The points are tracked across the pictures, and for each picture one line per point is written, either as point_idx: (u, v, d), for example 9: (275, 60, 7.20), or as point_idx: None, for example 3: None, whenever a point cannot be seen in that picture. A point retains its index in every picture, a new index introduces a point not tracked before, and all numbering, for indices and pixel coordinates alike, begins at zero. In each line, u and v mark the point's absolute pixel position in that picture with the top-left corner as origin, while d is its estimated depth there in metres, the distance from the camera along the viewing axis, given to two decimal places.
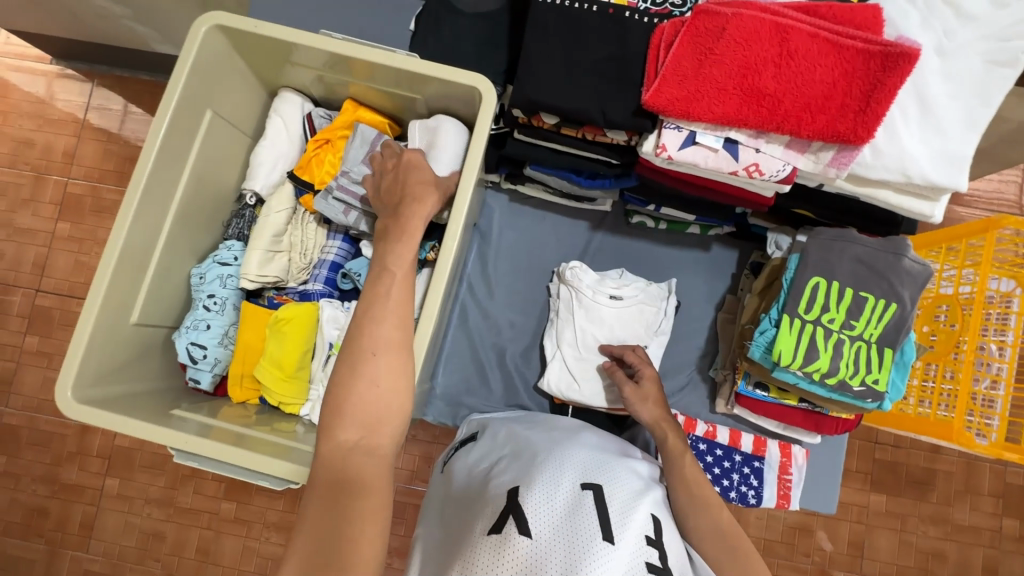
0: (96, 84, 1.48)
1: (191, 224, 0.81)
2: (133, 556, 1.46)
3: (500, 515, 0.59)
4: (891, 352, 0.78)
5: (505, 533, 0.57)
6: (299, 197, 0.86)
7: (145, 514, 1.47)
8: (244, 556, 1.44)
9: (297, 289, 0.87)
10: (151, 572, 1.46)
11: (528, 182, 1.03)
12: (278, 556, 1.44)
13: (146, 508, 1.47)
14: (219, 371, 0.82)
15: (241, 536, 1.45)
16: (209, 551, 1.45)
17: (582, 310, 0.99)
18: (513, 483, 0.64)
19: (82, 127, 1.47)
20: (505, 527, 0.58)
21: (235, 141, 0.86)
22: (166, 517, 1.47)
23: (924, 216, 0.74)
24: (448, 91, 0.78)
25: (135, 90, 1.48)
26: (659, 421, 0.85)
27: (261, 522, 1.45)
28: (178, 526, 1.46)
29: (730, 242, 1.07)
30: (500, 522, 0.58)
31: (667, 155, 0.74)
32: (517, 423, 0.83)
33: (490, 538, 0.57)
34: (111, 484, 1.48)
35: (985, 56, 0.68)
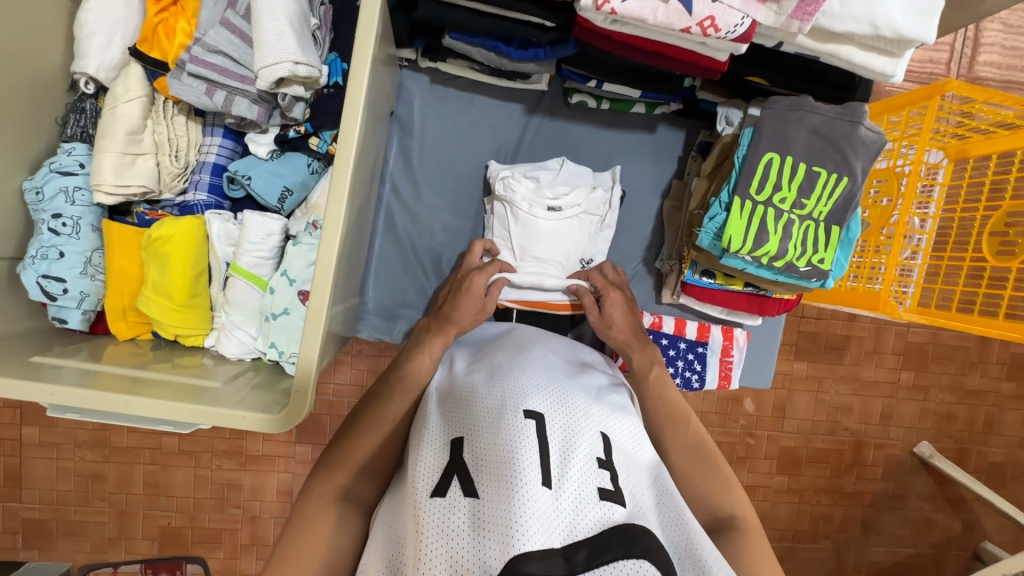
0: None
1: (2, 124, 0.61)
2: (73, 499, 1.38)
3: (442, 474, 0.54)
4: (837, 230, 0.76)
5: (451, 496, 0.51)
6: (153, 82, 0.67)
7: (78, 457, 1.37)
8: (198, 485, 1.39)
9: (174, 201, 0.72)
10: (99, 511, 1.39)
11: (450, 58, 0.88)
12: (234, 481, 1.39)
13: (78, 451, 1.37)
14: (91, 307, 0.68)
15: (189, 467, 1.39)
16: (158, 484, 1.39)
17: (519, 226, 0.91)
18: (452, 433, 0.58)
19: None
20: (448, 489, 0.52)
21: (45, 5, 0.64)
22: (104, 458, 1.38)
23: (884, 76, 0.68)
24: None
25: None
26: (627, 345, 0.85)
27: (208, 451, 1.38)
28: (118, 465, 1.37)
29: (677, 121, 0.98)
30: (443, 485, 0.53)
31: (610, 10, 0.61)
32: (458, 352, 0.77)
33: (433, 501, 0.51)
34: (29, 433, 1.36)
35: None
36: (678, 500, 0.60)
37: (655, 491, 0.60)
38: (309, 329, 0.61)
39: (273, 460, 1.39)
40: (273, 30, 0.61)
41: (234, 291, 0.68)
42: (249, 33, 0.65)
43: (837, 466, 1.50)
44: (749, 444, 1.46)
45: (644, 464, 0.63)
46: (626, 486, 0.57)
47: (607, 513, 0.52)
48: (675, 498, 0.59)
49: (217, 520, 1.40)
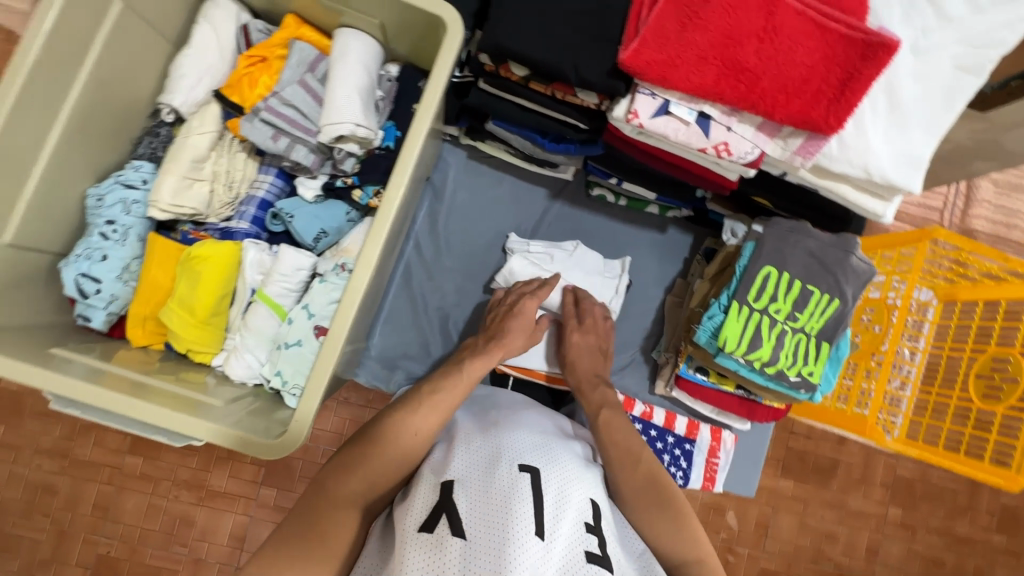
0: None
1: (88, 137, 0.69)
2: (16, 509, 1.32)
3: (432, 511, 0.55)
4: (826, 346, 0.80)
5: (439, 534, 0.53)
6: (226, 122, 0.75)
7: (34, 465, 1.32)
8: (149, 514, 1.33)
9: (217, 226, 0.77)
10: (37, 528, 1.32)
11: (488, 140, 0.97)
12: (188, 516, 1.34)
13: (35, 459, 1.32)
14: (115, 310, 0.71)
15: (145, 494, 1.34)
16: (107, 507, 1.33)
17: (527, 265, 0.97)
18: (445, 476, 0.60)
19: None
20: (437, 526, 0.54)
21: (152, 46, 0.73)
22: (59, 470, 1.33)
23: (876, 214, 0.75)
24: (402, 18, 0.70)
25: None
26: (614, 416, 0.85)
27: (169, 479, 1.34)
28: (72, 480, 1.33)
29: (686, 226, 1.06)
30: (433, 520, 0.54)
31: (639, 122, 0.70)
32: None
33: (421, 535, 0.53)
34: None
35: (956, 60, 0.66)
36: None
37: (637, 568, 0.63)
38: (320, 364, 0.64)
39: (233, 499, 1.34)
40: (343, 96, 0.69)
41: (255, 316, 0.72)
42: (321, 94, 0.73)
43: None
44: (728, 561, 1.40)
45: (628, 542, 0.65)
46: (609, 554, 0.59)
47: None
48: None
49: (160, 557, 1.33)
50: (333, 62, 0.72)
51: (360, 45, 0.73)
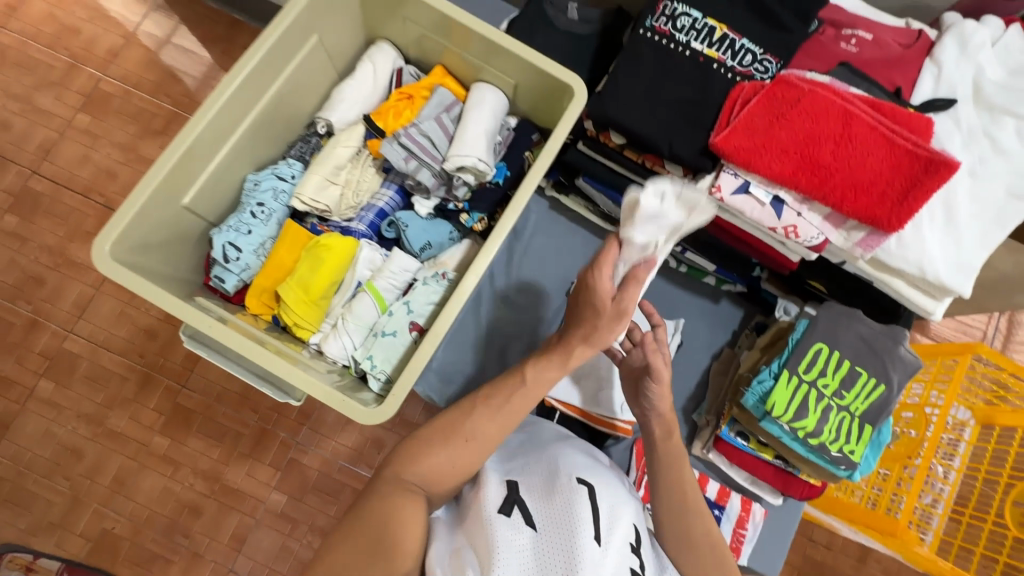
0: (180, 23, 1.51)
1: (260, 134, 0.83)
2: (44, 466, 1.38)
3: (506, 500, 0.64)
4: (870, 429, 0.84)
5: (513, 519, 0.62)
6: (367, 140, 0.89)
7: (70, 428, 1.40)
8: (161, 498, 1.38)
9: (339, 224, 0.88)
10: (55, 490, 1.37)
11: (573, 194, 1.10)
12: (196, 505, 1.37)
13: (73, 422, 1.40)
14: (245, 278, 0.82)
15: (162, 477, 1.39)
16: (124, 483, 1.38)
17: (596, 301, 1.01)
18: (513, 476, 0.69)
19: (133, 35, 1.50)
20: (512, 513, 0.63)
21: (324, 73, 0.89)
22: (92, 437, 1.40)
23: (926, 312, 0.82)
24: (534, 82, 0.84)
25: (208, 28, 1.51)
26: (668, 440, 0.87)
27: (189, 467, 1.39)
28: (100, 449, 1.39)
29: (738, 302, 1.14)
30: (507, 508, 0.63)
31: (720, 196, 0.80)
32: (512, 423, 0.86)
33: (500, 518, 0.62)
34: (43, 387, 1.41)
35: (1009, 189, 0.76)
36: None
37: None
38: (416, 357, 0.72)
39: (242, 498, 1.38)
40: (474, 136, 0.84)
41: (359, 304, 0.81)
42: (452, 132, 0.87)
43: None
44: None
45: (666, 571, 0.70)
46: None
47: None
48: None
49: (159, 544, 1.36)
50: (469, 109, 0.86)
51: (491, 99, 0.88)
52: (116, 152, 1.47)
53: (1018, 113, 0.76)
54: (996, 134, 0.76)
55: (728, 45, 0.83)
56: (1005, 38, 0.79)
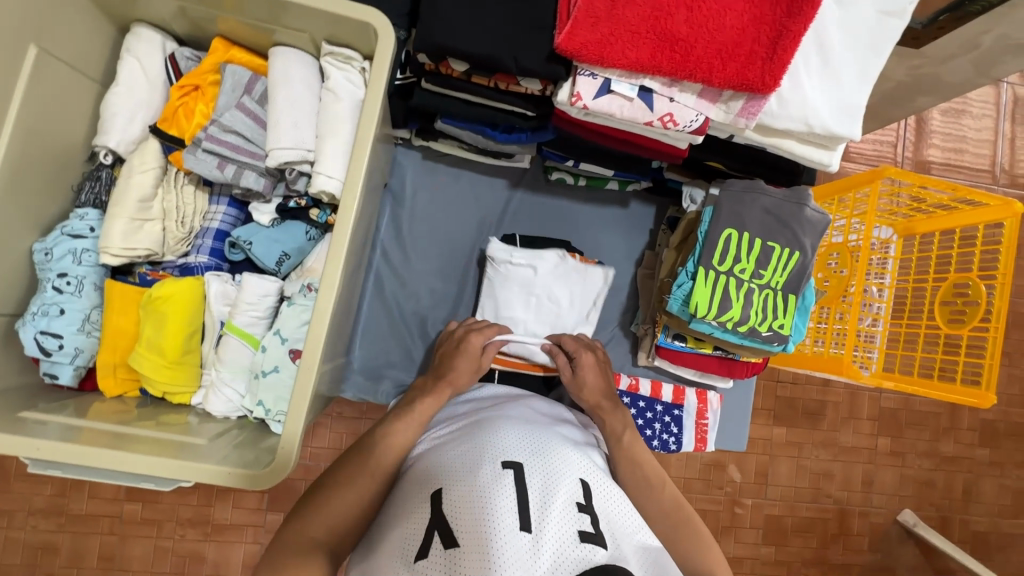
0: None
1: (25, 192, 0.66)
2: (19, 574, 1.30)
3: (425, 531, 0.55)
4: (794, 298, 0.83)
5: (433, 555, 0.52)
6: (168, 156, 0.74)
7: (30, 527, 1.30)
8: (157, 557, 1.32)
9: (176, 262, 0.76)
10: None
11: (441, 138, 0.96)
12: (197, 552, 1.33)
13: (31, 520, 1.30)
14: (82, 363, 0.70)
15: (149, 538, 1.33)
16: (113, 557, 1.31)
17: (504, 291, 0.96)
18: (432, 489, 0.59)
19: None
20: (432, 546, 0.53)
21: (78, 88, 0.71)
22: (58, 527, 1.31)
23: (822, 165, 0.78)
24: (333, 28, 0.68)
25: None
26: (596, 407, 0.87)
27: (173, 519, 1.33)
28: (73, 535, 1.31)
29: (647, 198, 1.07)
30: (426, 543, 0.54)
31: (583, 105, 0.70)
32: (441, 414, 0.79)
33: (418, 566, 0.52)
34: None
35: (878, 6, 0.68)
36: (666, 559, 0.61)
37: (639, 545, 0.61)
38: (297, 393, 0.64)
39: (239, 531, 1.34)
40: (287, 120, 0.70)
41: (226, 349, 0.71)
42: (262, 117, 0.73)
43: (823, 535, 1.49)
44: (734, 513, 1.45)
45: (628, 519, 0.63)
46: (605, 531, 0.58)
47: (589, 554, 0.53)
48: (659, 555, 0.61)
49: None
50: (272, 85, 0.71)
51: (294, 64, 0.72)
52: None
53: None
54: None
55: None
56: None
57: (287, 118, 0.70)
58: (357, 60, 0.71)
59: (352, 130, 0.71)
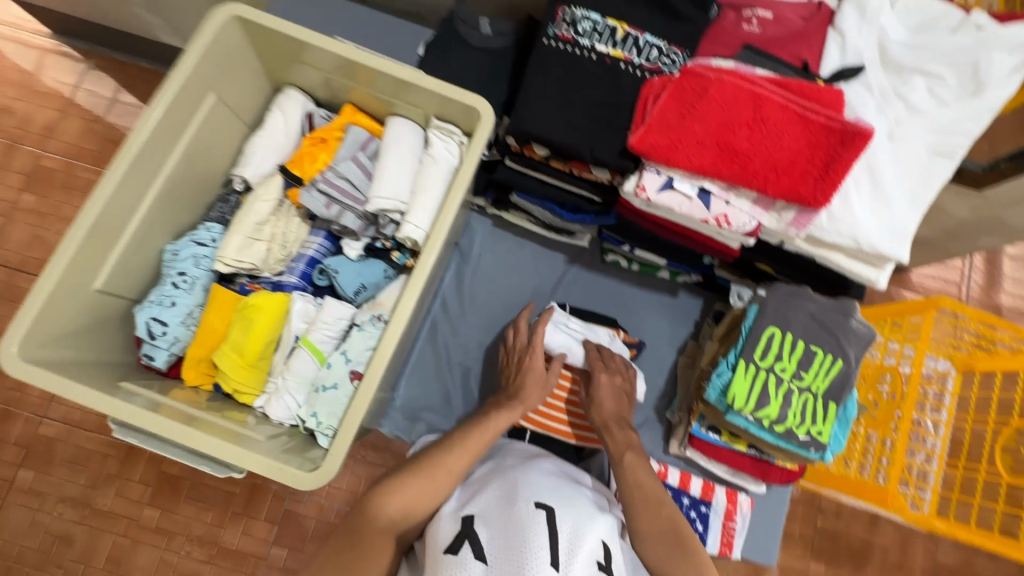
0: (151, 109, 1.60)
1: (173, 202, 0.81)
2: (33, 559, 1.35)
3: (458, 537, 0.65)
4: (834, 406, 0.83)
5: (462, 556, 0.62)
6: (286, 191, 0.86)
7: (56, 513, 1.37)
8: (160, 569, 1.35)
9: (270, 279, 0.86)
10: None
11: (512, 210, 1.08)
12: (197, 573, 1.35)
13: (59, 507, 1.37)
14: (176, 351, 0.79)
15: (157, 549, 1.36)
16: (120, 561, 1.35)
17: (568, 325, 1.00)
18: (469, 512, 0.68)
19: (85, 117, 1.60)
20: (461, 550, 0.63)
21: (233, 129, 0.87)
22: (80, 519, 1.37)
23: (870, 281, 0.81)
24: (443, 109, 0.83)
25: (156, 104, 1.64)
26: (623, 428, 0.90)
27: (184, 534, 1.37)
28: (90, 530, 1.36)
29: (696, 291, 1.12)
30: (458, 544, 0.64)
31: (646, 196, 0.79)
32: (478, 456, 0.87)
33: (447, 557, 0.63)
34: (23, 477, 1.39)
35: (929, 146, 0.75)
36: None
37: None
38: (353, 406, 0.70)
39: (244, 558, 1.35)
40: (391, 174, 0.82)
41: (297, 360, 0.79)
42: (370, 170, 0.85)
43: None
44: None
45: None
46: None
47: None
48: None
49: None
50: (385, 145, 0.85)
51: (406, 131, 0.86)
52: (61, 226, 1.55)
53: (925, 70, 0.75)
54: (908, 94, 0.75)
55: (632, 43, 0.82)
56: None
57: (391, 172, 0.82)
58: (457, 134, 0.85)
59: (443, 190, 0.83)
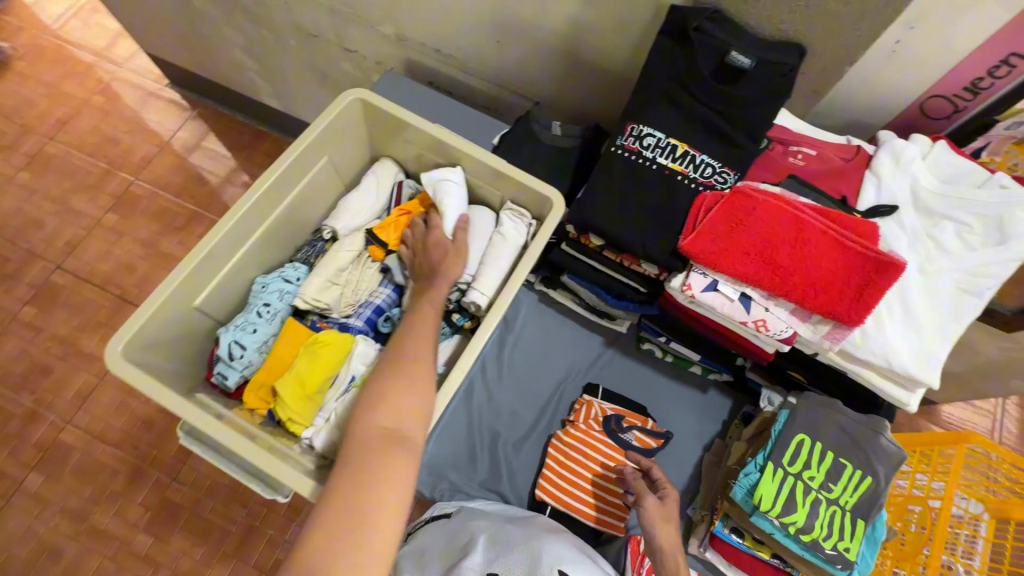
0: (239, 159, 1.86)
1: (271, 241, 0.94)
2: (19, 569, 1.36)
3: None
4: (862, 524, 0.83)
5: None
6: (367, 246, 0.97)
7: (52, 525, 1.40)
8: None
9: (338, 320, 0.94)
10: None
11: (560, 289, 1.17)
12: None
13: (56, 519, 1.40)
14: (245, 373, 0.88)
15: None
16: None
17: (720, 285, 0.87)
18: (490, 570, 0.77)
19: (181, 160, 1.85)
20: None
21: (333, 186, 1.01)
22: (73, 535, 1.39)
23: (902, 403, 0.86)
24: (519, 193, 0.95)
25: (244, 155, 1.87)
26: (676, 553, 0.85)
27: (171, 569, 1.36)
28: (82, 548, 1.37)
29: (726, 390, 1.14)
30: None
31: (691, 293, 0.86)
32: (489, 516, 0.91)
33: None
34: (32, 481, 1.44)
35: (959, 284, 0.82)
36: None
37: None
38: None
39: None
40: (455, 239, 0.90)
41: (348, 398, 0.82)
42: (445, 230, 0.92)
43: None
44: None
45: None
46: None
47: None
48: None
49: None
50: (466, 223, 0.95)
51: (485, 216, 0.98)
52: (136, 249, 1.72)
53: (954, 217, 0.84)
54: (938, 236, 0.84)
55: (691, 159, 0.92)
56: (933, 152, 0.88)
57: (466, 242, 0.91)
58: (527, 217, 0.96)
59: (508, 263, 0.92)
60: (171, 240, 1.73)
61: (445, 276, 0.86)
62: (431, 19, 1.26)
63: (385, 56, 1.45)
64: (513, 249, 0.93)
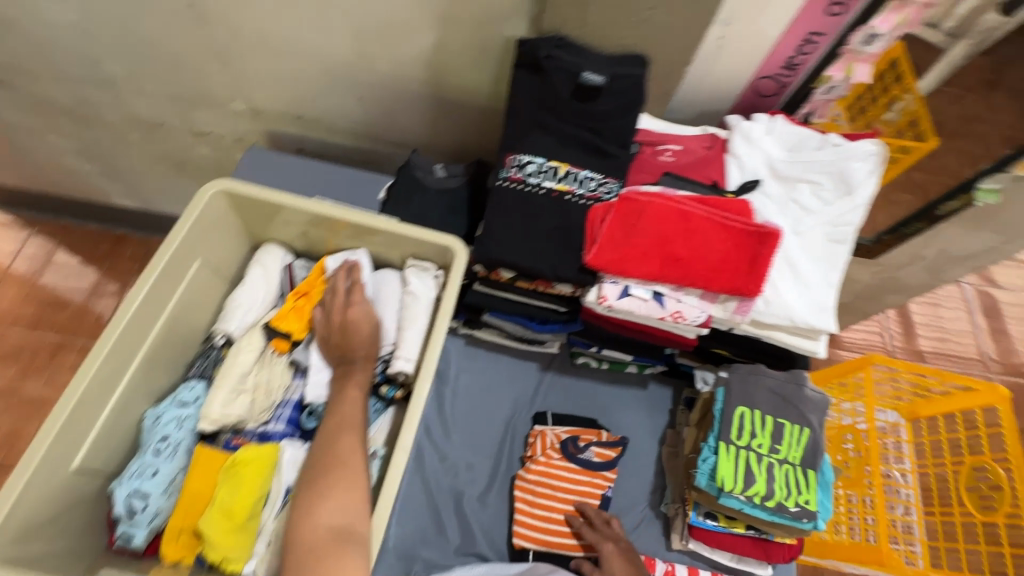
0: (102, 269, 1.65)
1: (155, 366, 0.83)
2: None
3: None
4: (813, 473, 0.89)
5: None
6: (269, 341, 0.88)
7: None
8: None
9: (256, 430, 0.85)
10: None
11: (484, 327, 1.14)
12: None
13: None
14: (156, 525, 0.76)
15: None
16: None
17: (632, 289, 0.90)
18: None
19: (29, 287, 1.60)
20: None
21: (215, 286, 0.92)
22: None
23: (812, 351, 0.93)
24: (417, 248, 0.92)
25: (107, 264, 1.66)
26: None
27: None
28: None
29: (663, 380, 1.19)
30: None
31: (608, 303, 0.89)
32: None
33: None
34: None
35: (827, 236, 0.92)
36: None
37: None
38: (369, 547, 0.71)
39: None
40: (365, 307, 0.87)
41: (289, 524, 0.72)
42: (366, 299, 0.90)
43: None
44: None
45: None
46: None
47: None
48: None
49: None
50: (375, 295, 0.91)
51: (393, 279, 0.94)
52: None
53: (808, 179, 0.94)
54: (800, 199, 0.93)
55: (574, 177, 0.95)
56: (776, 126, 0.99)
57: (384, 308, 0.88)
58: (432, 269, 0.93)
59: (427, 323, 0.88)
60: (35, 382, 1.49)
61: (363, 350, 0.83)
62: (285, 86, 1.21)
63: (245, 131, 1.36)
64: (424, 308, 0.89)
